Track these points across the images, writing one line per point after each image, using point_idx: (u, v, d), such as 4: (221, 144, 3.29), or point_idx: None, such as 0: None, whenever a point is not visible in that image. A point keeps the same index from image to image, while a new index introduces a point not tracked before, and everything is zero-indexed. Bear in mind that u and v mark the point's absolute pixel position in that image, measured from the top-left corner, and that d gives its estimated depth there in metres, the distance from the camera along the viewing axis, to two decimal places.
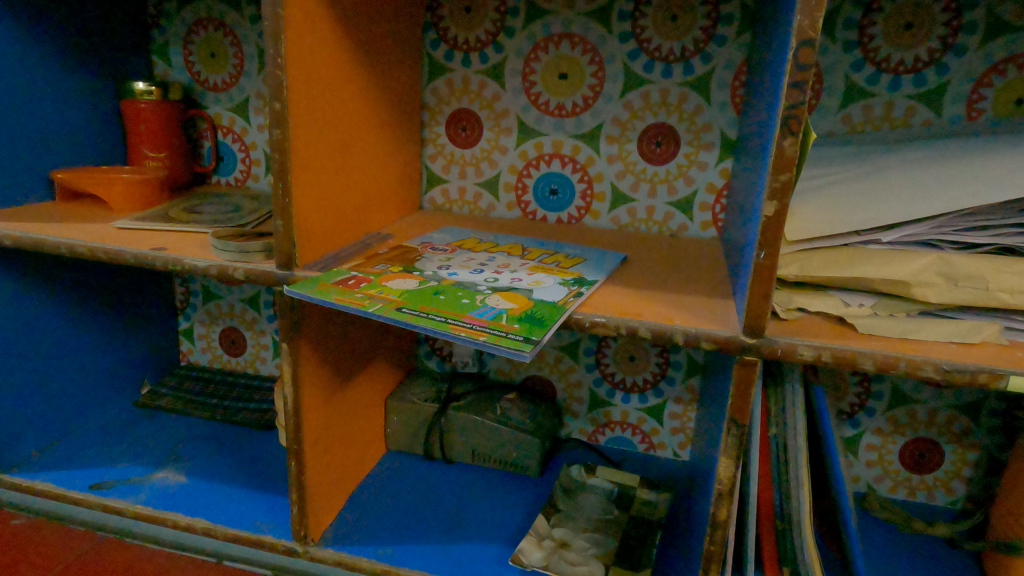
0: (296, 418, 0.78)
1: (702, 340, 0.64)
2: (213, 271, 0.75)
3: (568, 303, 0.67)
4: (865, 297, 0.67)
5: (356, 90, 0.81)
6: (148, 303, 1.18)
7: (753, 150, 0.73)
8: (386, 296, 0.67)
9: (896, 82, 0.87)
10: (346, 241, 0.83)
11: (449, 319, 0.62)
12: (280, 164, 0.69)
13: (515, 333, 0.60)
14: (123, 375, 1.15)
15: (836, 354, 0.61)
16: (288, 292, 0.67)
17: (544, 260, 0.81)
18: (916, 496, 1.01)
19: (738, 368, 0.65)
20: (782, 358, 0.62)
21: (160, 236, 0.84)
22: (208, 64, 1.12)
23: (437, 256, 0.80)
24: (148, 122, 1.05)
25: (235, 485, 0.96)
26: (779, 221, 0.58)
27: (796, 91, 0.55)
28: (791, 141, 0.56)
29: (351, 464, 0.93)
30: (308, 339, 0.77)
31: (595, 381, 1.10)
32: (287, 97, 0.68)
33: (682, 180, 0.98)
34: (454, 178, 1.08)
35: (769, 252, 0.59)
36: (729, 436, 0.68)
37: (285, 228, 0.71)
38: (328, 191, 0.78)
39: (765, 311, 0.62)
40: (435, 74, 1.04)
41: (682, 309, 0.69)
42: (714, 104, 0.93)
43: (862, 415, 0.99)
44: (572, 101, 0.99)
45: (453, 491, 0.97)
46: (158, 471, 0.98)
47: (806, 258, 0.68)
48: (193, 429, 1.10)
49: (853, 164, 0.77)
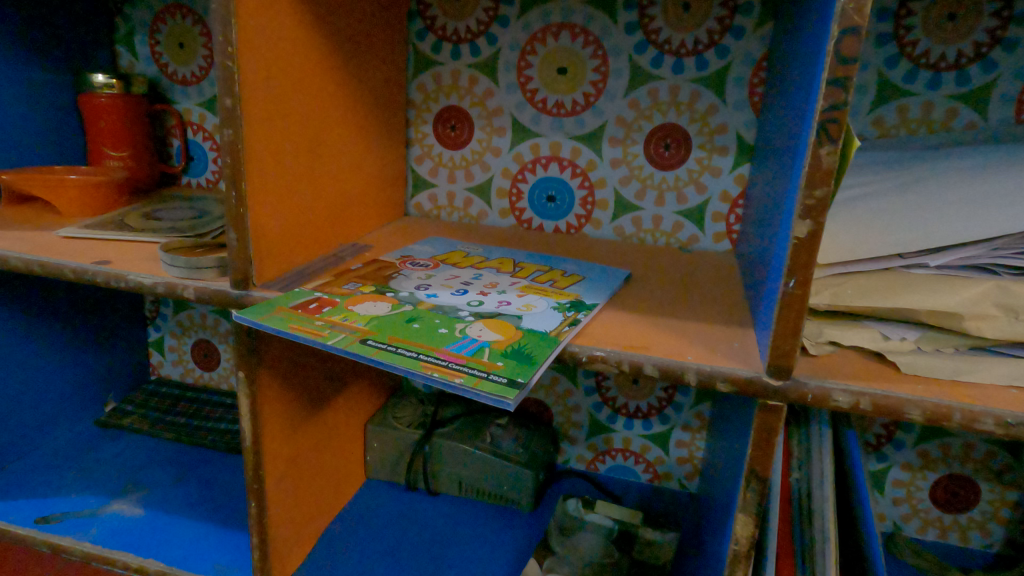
0: (255, 455, 0.69)
1: (719, 380, 0.54)
2: (161, 289, 0.66)
3: (562, 334, 0.57)
4: (907, 329, 0.58)
5: (328, 84, 0.72)
6: (111, 315, 1.10)
7: (778, 157, 0.64)
8: (351, 324, 0.57)
9: (936, 80, 0.77)
10: (316, 255, 0.74)
11: (421, 354, 0.53)
12: (233, 169, 0.60)
13: (497, 373, 0.51)
14: (84, 392, 1.06)
15: (877, 402, 0.52)
16: (238, 317, 0.58)
17: (537, 278, 0.72)
18: (948, 538, 0.92)
19: (760, 413, 0.55)
20: (812, 404, 0.53)
21: (108, 247, 0.75)
22: (176, 54, 1.03)
23: (417, 273, 0.71)
24: (108, 118, 0.96)
25: (197, 520, 0.87)
26: (813, 245, 0.49)
27: (837, 89, 0.46)
28: (829, 149, 0.47)
29: (324, 497, 0.85)
30: (270, 365, 0.68)
31: (595, 406, 1.01)
32: (240, 91, 0.59)
33: (692, 188, 0.88)
34: (442, 182, 0.99)
35: (801, 280, 0.50)
36: (748, 491, 0.58)
37: (240, 242, 0.62)
38: (293, 198, 0.69)
39: (794, 349, 0.52)
40: (422, 67, 0.95)
41: (694, 341, 0.60)
42: (730, 103, 0.84)
43: (889, 448, 0.90)
44: (571, 99, 0.90)
45: (437, 530, 0.88)
46: (112, 502, 0.89)
47: (841, 284, 0.58)
48: (157, 453, 1.01)
49: (890, 174, 0.67)
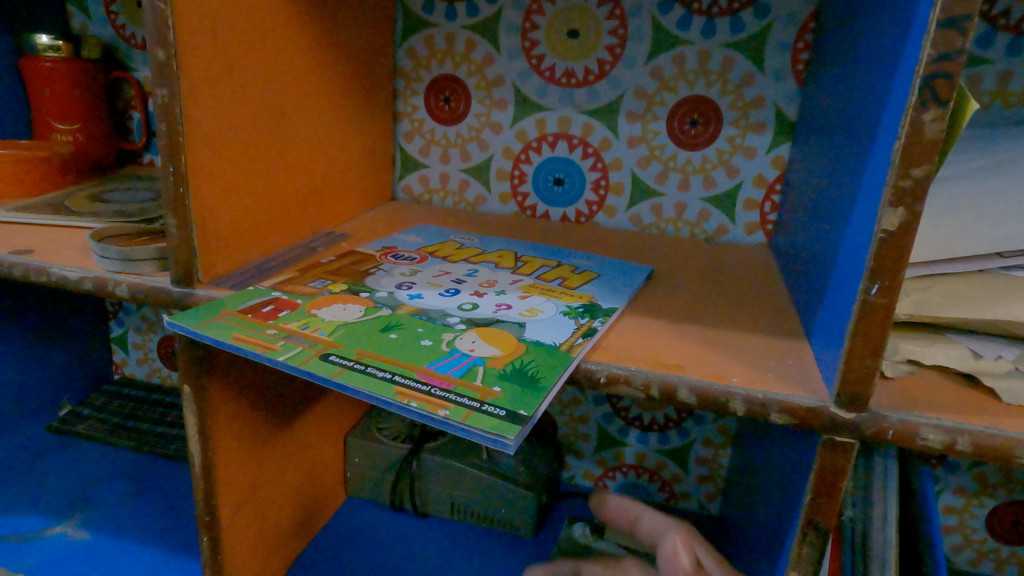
0: (206, 483, 0.58)
1: (773, 410, 0.43)
2: (89, 285, 0.55)
3: (575, 348, 0.46)
4: (1004, 346, 0.46)
5: (295, 43, 0.61)
6: (65, 309, 0.98)
7: (838, 131, 0.52)
8: (312, 333, 0.46)
9: (1017, 45, 0.65)
10: (281, 244, 0.63)
11: (398, 375, 0.42)
12: (169, 138, 0.48)
13: (493, 404, 0.39)
14: (34, 395, 0.95)
15: (980, 442, 0.40)
16: (171, 324, 0.47)
17: (542, 275, 0.60)
18: (1004, 571, 0.83)
19: (823, 453, 0.44)
20: (893, 442, 0.42)
21: (35, 233, 0.64)
22: (133, 15, 0.91)
23: (400, 268, 0.60)
24: (53, 85, 0.83)
25: (150, 547, 0.76)
26: (907, 239, 0.37)
27: (952, 31, 0.34)
28: (935, 115, 0.35)
29: (292, 524, 0.74)
30: (224, 378, 0.57)
31: (605, 417, 0.90)
32: (177, 43, 0.47)
33: (722, 170, 0.77)
34: (434, 162, 0.87)
35: (888, 286, 0.38)
36: (804, 545, 0.47)
37: (182, 230, 0.51)
38: (252, 177, 0.58)
39: (872, 374, 0.40)
40: (411, 30, 0.83)
41: (737, 356, 0.48)
42: (769, 72, 0.72)
43: (943, 472, 0.81)
44: (584, 67, 0.78)
45: (425, 560, 0.77)
46: (55, 524, 0.78)
47: (925, 289, 0.47)
48: (112, 466, 0.90)
49: (974, 153, 0.55)
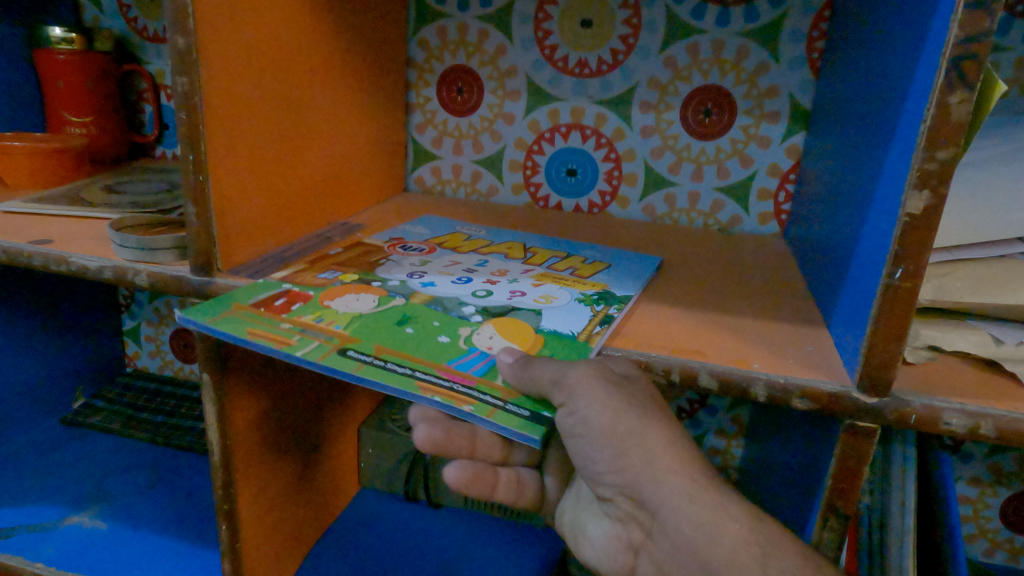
0: (226, 474, 0.58)
1: (795, 396, 0.43)
2: (108, 274, 0.55)
3: (588, 336, 0.46)
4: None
5: (310, 33, 0.61)
6: (80, 302, 0.99)
7: (856, 119, 0.52)
8: (327, 327, 0.46)
9: None
10: (297, 235, 0.63)
11: (417, 371, 0.42)
12: (189, 127, 0.48)
13: (515, 403, 0.40)
14: (50, 387, 0.95)
15: (1004, 427, 0.40)
16: (183, 318, 0.46)
17: (556, 264, 0.60)
18: (1017, 561, 0.84)
19: (845, 438, 0.44)
20: (916, 426, 0.42)
21: (53, 224, 0.64)
22: (146, 8, 0.91)
23: (413, 256, 0.60)
24: (66, 77, 0.84)
25: (167, 536, 0.76)
26: (932, 223, 0.37)
27: (980, 13, 0.33)
28: (961, 97, 0.35)
29: (309, 514, 0.75)
30: (243, 370, 0.57)
31: None
32: (197, 30, 0.47)
33: (736, 160, 0.77)
34: (446, 154, 0.87)
35: (912, 270, 0.38)
36: (825, 531, 0.47)
37: (201, 219, 0.51)
38: (268, 167, 0.58)
39: (896, 359, 0.40)
40: (424, 20, 0.83)
41: (757, 343, 0.48)
42: (784, 61, 0.72)
43: (957, 461, 0.81)
44: (597, 58, 0.78)
45: (439, 549, 0.78)
46: (73, 514, 0.78)
47: (948, 275, 0.47)
48: (128, 457, 0.91)
49: (996, 138, 0.55)
